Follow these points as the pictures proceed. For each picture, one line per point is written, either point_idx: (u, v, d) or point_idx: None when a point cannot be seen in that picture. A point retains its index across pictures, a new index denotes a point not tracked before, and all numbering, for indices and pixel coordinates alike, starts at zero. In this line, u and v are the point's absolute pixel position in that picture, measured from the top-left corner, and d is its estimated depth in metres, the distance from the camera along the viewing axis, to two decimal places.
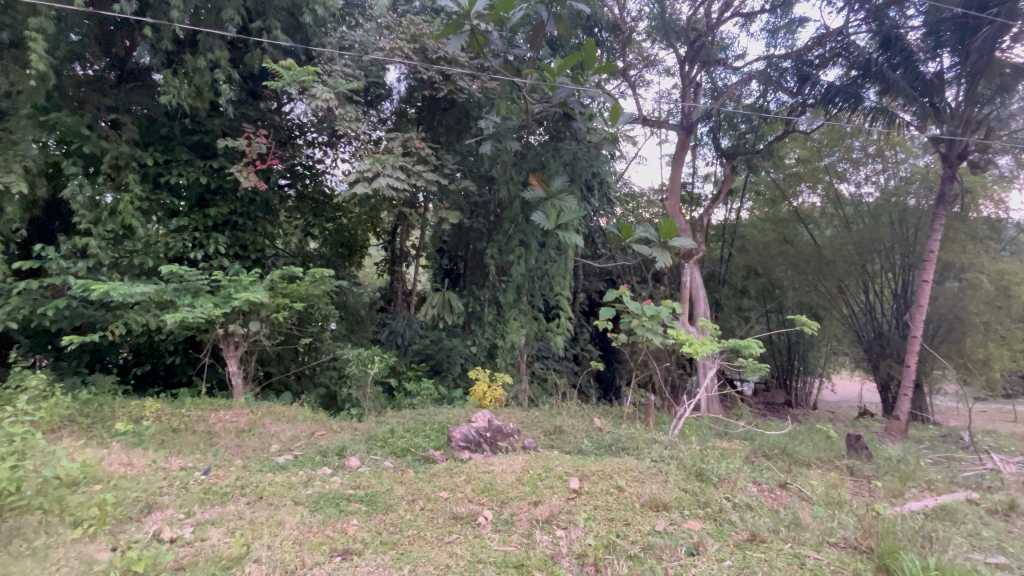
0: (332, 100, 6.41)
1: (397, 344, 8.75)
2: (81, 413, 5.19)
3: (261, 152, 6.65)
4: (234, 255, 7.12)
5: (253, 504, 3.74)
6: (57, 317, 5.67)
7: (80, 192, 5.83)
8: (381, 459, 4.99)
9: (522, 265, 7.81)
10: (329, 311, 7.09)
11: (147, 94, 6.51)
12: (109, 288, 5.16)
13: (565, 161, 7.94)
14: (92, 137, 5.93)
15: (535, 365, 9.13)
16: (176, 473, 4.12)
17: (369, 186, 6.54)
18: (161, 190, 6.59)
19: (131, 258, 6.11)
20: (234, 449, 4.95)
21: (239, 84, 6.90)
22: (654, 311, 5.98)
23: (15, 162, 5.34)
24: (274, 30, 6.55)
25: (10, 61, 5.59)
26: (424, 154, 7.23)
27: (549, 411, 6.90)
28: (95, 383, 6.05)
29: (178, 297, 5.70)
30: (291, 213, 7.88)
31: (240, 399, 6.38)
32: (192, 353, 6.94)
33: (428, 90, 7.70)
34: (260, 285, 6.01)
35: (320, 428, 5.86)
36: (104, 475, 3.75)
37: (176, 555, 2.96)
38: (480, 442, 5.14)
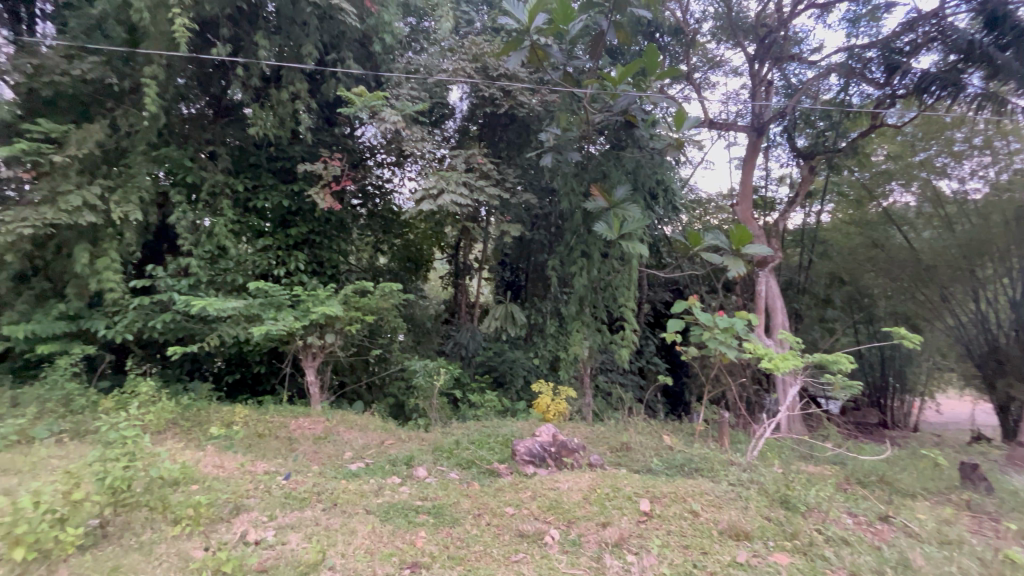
0: (399, 122, 6.73)
1: (460, 356, 8.96)
2: (183, 417, 5.75)
3: (336, 174, 7.09)
4: (312, 271, 7.63)
5: (328, 511, 3.92)
6: (165, 329, 6.36)
7: (183, 217, 6.54)
8: (448, 470, 5.07)
9: (584, 276, 7.77)
10: (397, 323, 7.37)
11: (238, 127, 7.20)
12: (206, 304, 5.70)
13: (628, 170, 7.74)
14: (194, 167, 6.66)
15: (600, 379, 8.95)
16: (260, 476, 4.42)
17: (434, 203, 6.75)
18: (250, 213, 7.22)
19: (224, 276, 6.71)
20: (311, 456, 5.24)
21: (316, 112, 7.40)
22: (727, 322, 5.68)
23: (132, 194, 6.09)
24: (347, 60, 7.04)
25: (129, 105, 6.41)
26: (486, 169, 7.39)
27: (615, 427, 6.69)
28: (195, 390, 6.69)
29: (264, 311, 6.18)
30: (362, 230, 8.33)
31: (318, 407, 6.78)
32: (275, 363, 7.49)
33: (490, 107, 7.90)
34: (335, 300, 6.38)
35: (389, 437, 6.06)
36: (200, 477, 4.10)
37: (261, 557, 3.16)
38: (544, 456, 5.09)
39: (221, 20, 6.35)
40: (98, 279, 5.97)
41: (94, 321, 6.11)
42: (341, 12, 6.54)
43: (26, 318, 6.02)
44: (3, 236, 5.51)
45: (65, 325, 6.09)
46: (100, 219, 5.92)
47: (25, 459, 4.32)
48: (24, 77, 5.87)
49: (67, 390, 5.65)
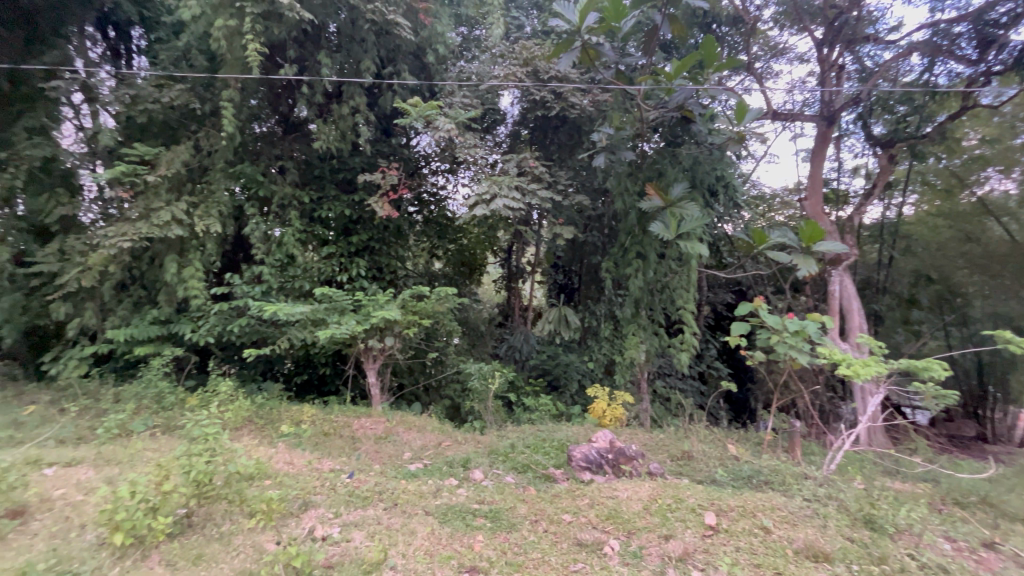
0: (453, 130, 6.87)
1: (514, 359, 9.02)
2: (258, 415, 6.16)
3: (393, 183, 7.35)
4: (372, 277, 7.94)
5: (389, 510, 4.05)
6: (241, 333, 6.83)
7: (257, 228, 7.01)
8: (504, 474, 5.08)
9: (640, 278, 7.56)
10: (452, 327, 7.52)
11: (304, 142, 7.64)
12: (277, 309, 6.07)
13: (685, 167, 7.49)
14: (265, 182, 7.14)
15: (658, 384, 8.68)
16: (326, 474, 4.65)
17: (487, 208, 6.82)
18: (315, 223, 7.62)
19: (293, 282, 7.13)
20: (373, 455, 5.44)
21: (375, 124, 7.72)
22: (798, 326, 5.32)
23: (213, 208, 6.65)
24: (403, 73, 7.32)
25: (210, 127, 6.97)
26: (538, 173, 7.40)
27: (675, 434, 6.45)
28: (268, 390, 7.15)
29: (328, 315, 6.49)
30: (418, 237, 8.57)
31: (378, 408, 7.03)
32: (340, 365, 7.86)
33: (541, 110, 7.91)
34: (394, 304, 6.61)
35: (446, 438, 6.18)
36: (272, 472, 4.36)
37: (328, 553, 3.30)
38: (602, 463, 4.99)
39: (288, 43, 6.78)
40: (185, 287, 6.54)
41: (182, 325, 6.68)
42: (396, 26, 6.79)
43: (125, 323, 6.68)
44: (107, 249, 6.19)
45: (157, 329, 6.69)
46: (186, 232, 6.49)
47: (126, 451, 4.79)
48: (123, 107, 6.56)
49: (160, 388, 6.22)
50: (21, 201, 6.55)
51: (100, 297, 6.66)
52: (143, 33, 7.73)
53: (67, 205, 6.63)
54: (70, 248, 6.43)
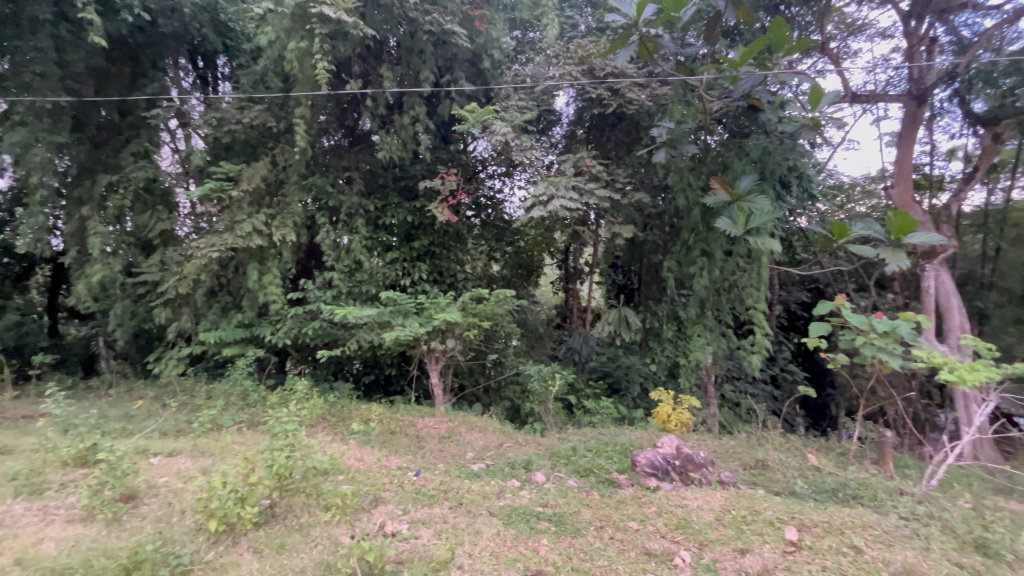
0: (509, 133, 6.90)
1: (574, 361, 8.90)
2: (331, 413, 6.52)
3: (452, 189, 7.53)
4: (433, 281, 8.17)
5: (455, 509, 4.14)
6: (314, 335, 7.26)
7: (327, 236, 7.43)
8: (566, 477, 5.03)
9: (705, 277, 7.24)
10: (512, 329, 7.59)
11: (368, 153, 8.00)
12: (347, 312, 6.40)
13: (754, 158, 7.03)
14: (334, 192, 7.55)
15: (726, 388, 8.30)
16: (394, 471, 4.84)
17: (545, 209, 6.79)
18: (379, 230, 7.94)
19: (360, 287, 7.49)
20: (438, 454, 5.59)
21: (434, 132, 7.95)
22: (887, 326, 4.88)
23: (289, 219, 7.13)
24: (460, 80, 7.49)
25: (285, 143, 7.48)
26: (595, 172, 7.30)
27: (747, 441, 6.09)
28: (339, 389, 7.56)
29: (393, 318, 6.73)
30: (477, 240, 8.73)
31: (442, 408, 7.22)
32: (404, 366, 8.16)
33: (598, 108, 7.80)
34: (454, 306, 6.76)
35: (508, 439, 6.24)
36: (345, 468, 4.59)
37: (397, 549, 3.43)
38: (668, 470, 4.83)
39: (353, 59, 7.14)
40: (265, 292, 7.06)
41: (263, 328, 7.20)
42: (453, 35, 7.00)
43: (214, 327, 7.31)
44: (199, 260, 6.80)
45: (242, 331, 7.26)
46: (265, 242, 7.00)
47: (218, 444, 5.24)
48: (211, 129, 7.20)
49: (245, 386, 6.75)
50: (129, 218, 7.37)
51: (193, 303, 7.33)
52: (227, 61, 8.35)
53: (166, 220, 7.38)
54: (169, 259, 7.14)
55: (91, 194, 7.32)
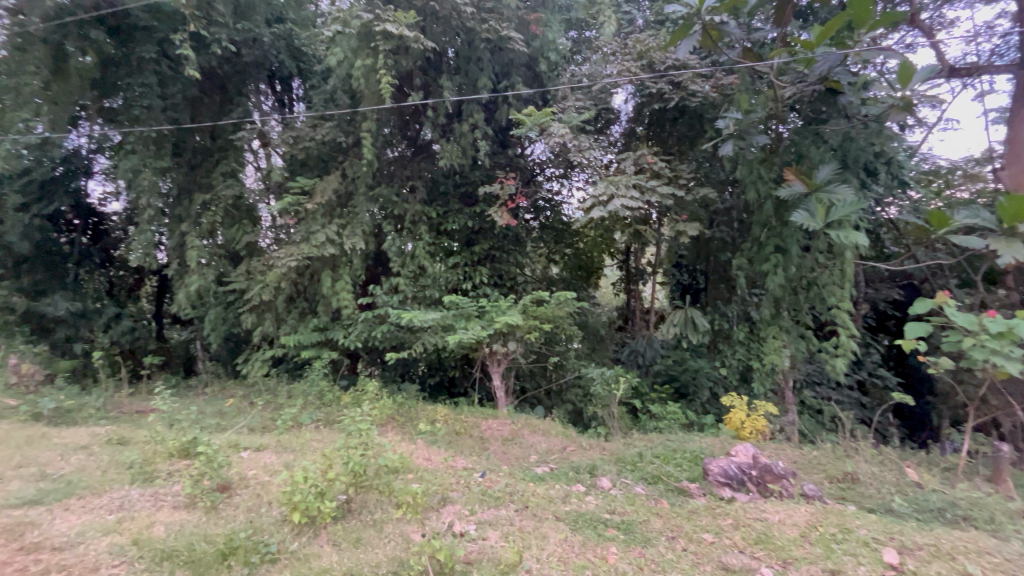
0: (567, 134, 6.84)
1: (637, 364, 8.73)
2: (400, 413, 6.78)
3: (511, 193, 7.61)
4: (494, 284, 8.25)
5: (521, 512, 4.15)
6: (383, 338, 7.58)
7: (393, 244, 7.74)
8: (633, 484, 4.88)
9: (780, 275, 6.79)
10: (573, 331, 7.55)
11: (429, 161, 8.26)
12: (412, 316, 6.64)
13: (833, 145, 6.53)
14: (399, 201, 7.87)
15: (805, 393, 7.73)
16: (461, 471, 4.94)
17: (605, 209, 6.66)
18: (441, 235, 8.16)
19: (425, 291, 7.71)
20: (502, 456, 5.65)
21: (492, 137, 8.06)
22: (1002, 327, 4.34)
23: (358, 228, 7.53)
24: (517, 84, 7.57)
25: (353, 156, 7.90)
26: (657, 168, 7.10)
27: (833, 452, 5.63)
28: (406, 390, 7.85)
29: (456, 321, 6.89)
30: (536, 243, 8.73)
31: (504, 410, 7.28)
32: (467, 368, 8.33)
33: (658, 102, 7.57)
34: (515, 309, 6.81)
35: (571, 443, 6.18)
36: (414, 467, 4.75)
37: (467, 550, 3.48)
38: (743, 480, 4.59)
39: (415, 72, 7.40)
40: (338, 298, 7.49)
41: (336, 332, 7.64)
42: (509, 40, 7.14)
43: (293, 331, 7.84)
44: (280, 268, 7.34)
45: (317, 335, 7.72)
46: (338, 250, 7.44)
47: (299, 441, 5.61)
48: (288, 147, 7.78)
49: (321, 387, 7.18)
50: (220, 232, 8.10)
51: (275, 309, 7.91)
52: (301, 84, 9.00)
53: (251, 233, 8.04)
54: (253, 269, 7.76)
55: (189, 211, 8.12)
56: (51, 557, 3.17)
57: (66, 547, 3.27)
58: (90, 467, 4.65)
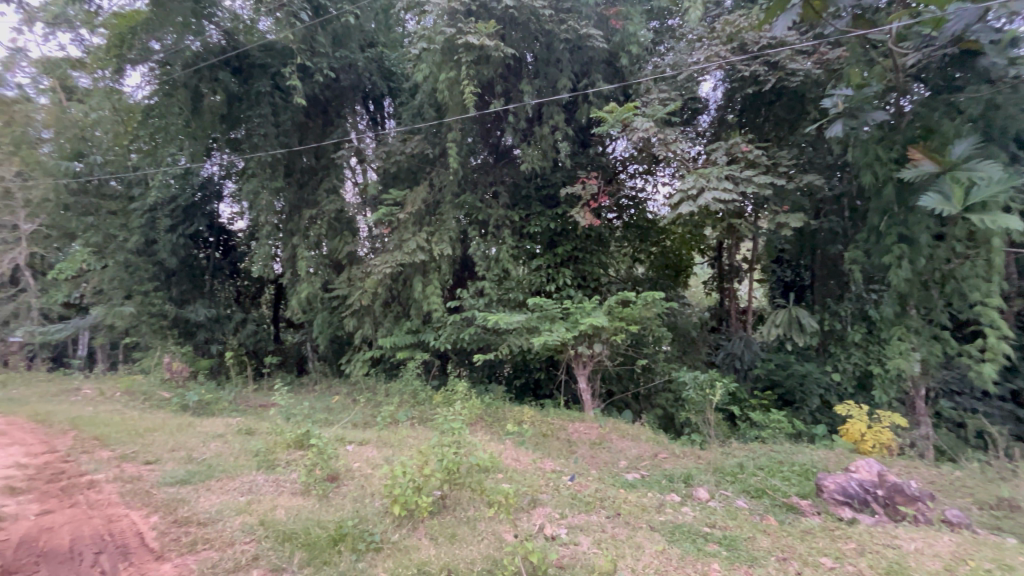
0: (652, 128, 6.57)
1: (735, 368, 8.14)
2: (488, 413, 6.96)
3: (593, 192, 7.50)
4: (577, 286, 8.16)
5: (613, 519, 4.04)
6: (470, 340, 7.82)
7: (478, 248, 7.96)
8: (734, 497, 4.55)
9: (906, 268, 5.97)
10: (661, 332, 7.26)
11: (511, 166, 8.40)
12: (498, 318, 6.76)
13: (973, 116, 5.61)
14: (483, 207, 8.08)
15: (943, 404, 6.72)
16: (549, 474, 4.94)
17: (694, 204, 6.29)
18: (524, 238, 8.22)
19: (509, 294, 7.81)
20: (590, 460, 5.56)
21: (573, 138, 8.01)
22: None
23: (445, 234, 7.85)
24: (598, 82, 7.45)
25: (440, 166, 8.28)
26: (752, 157, 6.60)
27: (982, 474, 4.82)
28: (493, 391, 8.04)
29: (541, 323, 6.91)
30: (620, 243, 8.52)
31: (591, 413, 7.16)
32: (553, 370, 8.33)
33: (752, 86, 7.04)
34: (600, 311, 6.69)
35: (662, 450, 5.91)
36: (503, 467, 4.84)
37: (559, 554, 3.46)
38: (866, 499, 4.12)
39: (496, 80, 7.58)
40: (429, 301, 7.85)
41: (427, 335, 8.01)
42: (589, 38, 7.09)
43: (389, 333, 8.35)
44: (377, 275, 7.87)
45: (411, 337, 8.16)
46: (427, 256, 7.82)
47: (396, 437, 5.98)
48: (381, 162, 8.32)
49: (415, 387, 7.60)
50: (325, 244, 8.86)
51: (373, 313, 8.49)
52: (392, 102, 9.61)
53: (351, 243, 8.72)
54: (354, 276, 8.40)
55: (298, 226, 8.99)
56: (198, 530, 3.67)
57: (209, 523, 3.76)
58: (226, 453, 5.33)
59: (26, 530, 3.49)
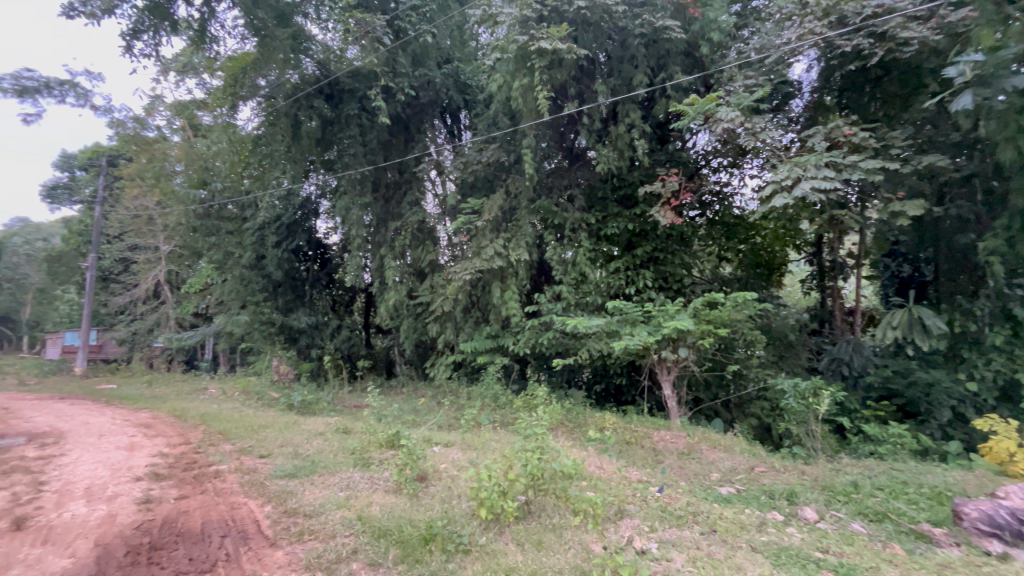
0: (738, 117, 6.14)
1: (842, 375, 7.34)
2: (568, 418, 6.90)
3: (674, 190, 7.17)
4: (658, 288, 7.85)
5: (708, 535, 3.80)
6: (549, 345, 7.81)
7: (555, 253, 7.90)
8: (848, 520, 4.08)
9: None
10: (754, 336, 6.77)
11: (586, 168, 8.30)
12: (576, 322, 6.65)
13: None
14: (558, 211, 8.05)
15: None
16: (635, 484, 4.78)
17: (789, 196, 5.76)
18: (601, 241, 8.04)
19: (587, 298, 7.66)
20: (678, 471, 5.29)
21: (651, 135, 7.74)
22: None
23: (521, 240, 7.91)
24: (676, 74, 7.15)
25: (515, 173, 8.40)
26: (858, 141, 5.95)
27: None
28: (573, 395, 7.96)
29: (621, 327, 6.70)
30: (704, 241, 8.10)
31: (677, 421, 6.82)
32: (635, 375, 8.07)
33: (856, 62, 6.37)
34: (685, 314, 6.35)
35: (760, 463, 5.47)
36: (588, 474, 4.76)
37: (651, 569, 3.31)
38: (1021, 532, 3.53)
39: (570, 82, 7.54)
40: (507, 307, 7.92)
41: (507, 339, 8.13)
42: (666, 30, 6.85)
43: (470, 337, 8.57)
44: (457, 282, 8.11)
45: (491, 342, 8.32)
46: (505, 262, 7.93)
47: (480, 440, 6.13)
48: (459, 172, 8.58)
49: (495, 391, 7.73)
50: (409, 253, 9.32)
51: (454, 319, 8.76)
52: (467, 114, 9.98)
53: (432, 252, 9.12)
54: (436, 283, 8.73)
55: (385, 237, 9.54)
56: (304, 522, 3.99)
57: (313, 515, 4.08)
58: (326, 450, 5.77)
59: (167, 512, 4.04)
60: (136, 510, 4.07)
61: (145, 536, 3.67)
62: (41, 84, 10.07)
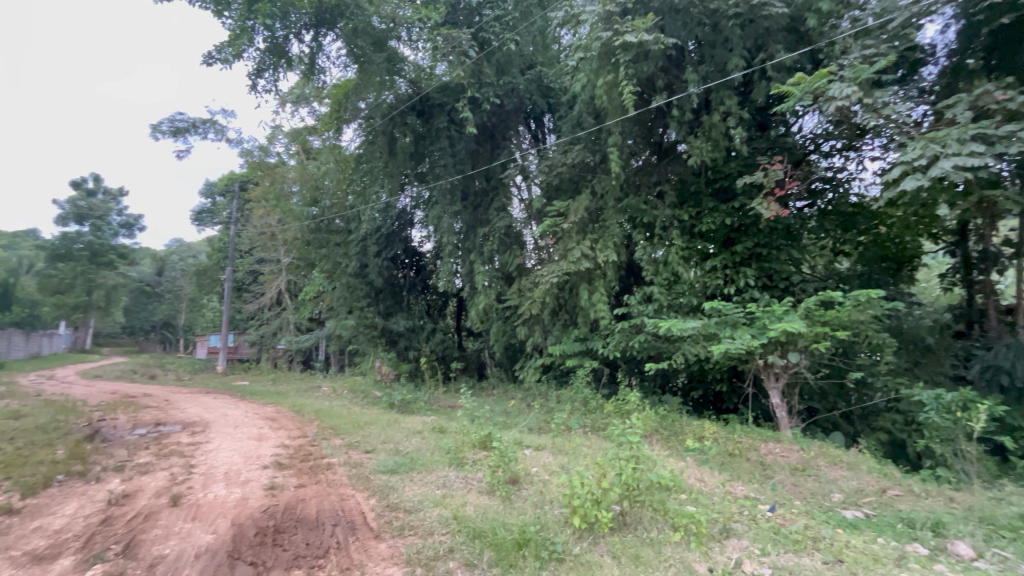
0: (856, 93, 5.45)
1: (1001, 386, 6.21)
2: (663, 426, 6.59)
3: (778, 179, 6.55)
4: (762, 286, 7.22)
5: (831, 565, 3.38)
6: (640, 348, 7.53)
7: (644, 252, 7.59)
8: (1017, 561, 3.39)
9: None
10: (881, 339, 5.97)
11: (677, 163, 7.92)
12: (671, 325, 6.32)
13: None
14: (648, 209, 7.72)
15: None
16: (742, 501, 4.42)
17: (925, 177, 4.98)
18: (696, 238, 7.59)
19: (681, 299, 7.29)
20: (792, 489, 4.80)
21: (749, 122, 7.18)
22: None
23: (609, 241, 7.71)
24: (777, 54, 6.58)
25: (601, 172, 8.25)
26: (1015, 107, 5.01)
27: None
28: (668, 401, 7.59)
29: (721, 329, 6.25)
30: (816, 234, 7.32)
31: (788, 433, 6.22)
32: (737, 382, 7.52)
33: (1010, 14, 5.40)
34: (796, 315, 5.75)
35: (894, 487, 4.79)
36: (687, 488, 4.50)
37: None
38: None
39: (657, 74, 7.25)
40: (595, 309, 7.75)
41: (596, 342, 7.98)
42: (765, 6, 6.24)
43: (559, 340, 8.54)
44: (544, 284, 8.11)
45: (579, 345, 8.21)
46: (593, 264, 7.77)
47: (571, 445, 6.07)
48: (544, 176, 8.60)
49: (585, 395, 7.62)
50: (497, 258, 9.52)
51: (542, 322, 8.80)
52: (551, 117, 10.06)
53: (520, 256, 9.24)
54: (524, 287, 8.82)
55: (474, 243, 9.85)
56: (404, 517, 4.23)
57: (413, 511, 4.31)
58: (424, 448, 6.09)
59: (289, 499, 4.51)
60: (263, 495, 4.59)
61: (271, 519, 4.11)
62: (189, 124, 11.89)
